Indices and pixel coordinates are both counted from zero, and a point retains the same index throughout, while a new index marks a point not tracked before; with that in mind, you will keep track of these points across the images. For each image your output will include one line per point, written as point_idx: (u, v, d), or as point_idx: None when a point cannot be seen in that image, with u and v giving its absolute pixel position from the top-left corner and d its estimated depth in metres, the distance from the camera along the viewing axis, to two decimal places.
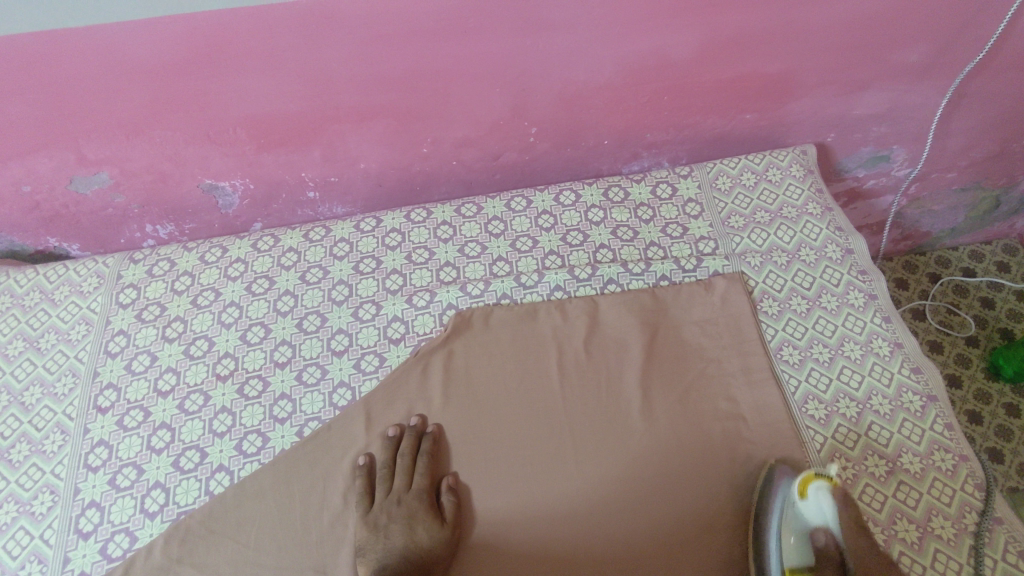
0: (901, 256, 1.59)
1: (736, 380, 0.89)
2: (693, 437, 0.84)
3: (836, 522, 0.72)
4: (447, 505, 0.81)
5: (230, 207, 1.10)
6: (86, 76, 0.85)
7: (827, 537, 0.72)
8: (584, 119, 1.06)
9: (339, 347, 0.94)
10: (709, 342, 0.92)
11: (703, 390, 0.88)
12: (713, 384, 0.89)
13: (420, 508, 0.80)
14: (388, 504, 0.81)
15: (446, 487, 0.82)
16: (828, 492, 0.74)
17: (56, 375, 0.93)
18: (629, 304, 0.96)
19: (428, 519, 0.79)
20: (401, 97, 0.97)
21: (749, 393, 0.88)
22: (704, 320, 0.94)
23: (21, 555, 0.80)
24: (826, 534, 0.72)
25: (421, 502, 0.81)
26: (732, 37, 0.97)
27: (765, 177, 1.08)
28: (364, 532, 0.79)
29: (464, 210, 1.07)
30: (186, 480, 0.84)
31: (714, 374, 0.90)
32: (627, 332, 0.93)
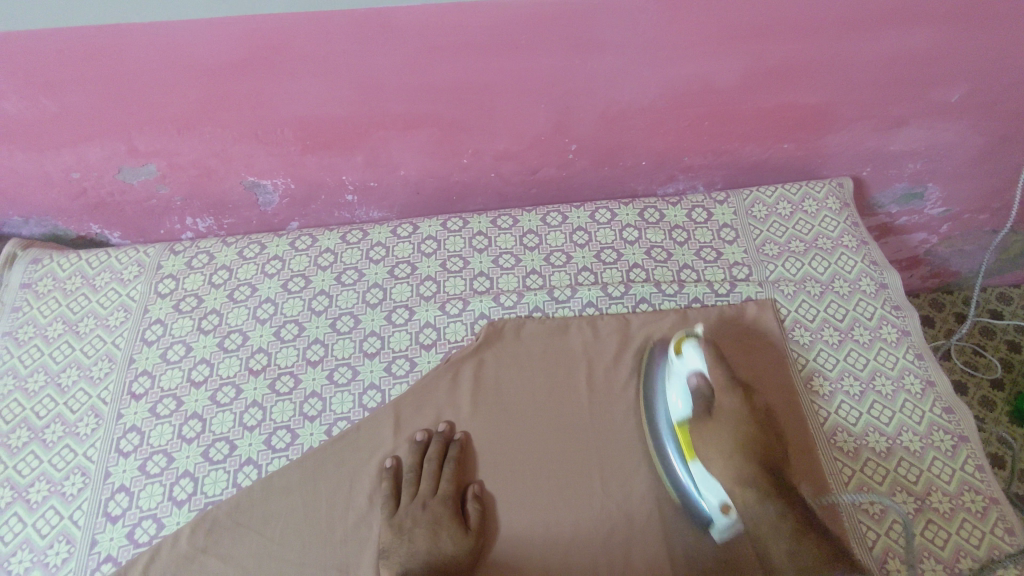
0: (926, 296, 1.59)
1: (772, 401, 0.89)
2: None
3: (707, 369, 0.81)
4: (472, 513, 0.81)
5: (270, 205, 1.12)
6: (146, 70, 0.87)
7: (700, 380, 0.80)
8: (625, 139, 1.07)
9: (372, 350, 0.95)
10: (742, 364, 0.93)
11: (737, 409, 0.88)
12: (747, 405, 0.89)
13: (445, 514, 0.80)
14: (412, 508, 0.81)
15: (471, 495, 0.82)
16: (699, 346, 0.83)
17: (93, 359, 0.94)
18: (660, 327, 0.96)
19: (452, 525, 0.79)
20: (447, 107, 0.98)
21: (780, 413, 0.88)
22: (738, 346, 0.94)
23: (49, 535, 0.81)
24: (700, 380, 0.80)
25: (447, 509, 0.81)
26: (778, 67, 0.98)
27: (801, 207, 1.09)
28: (388, 535, 0.79)
29: (501, 221, 1.08)
30: (214, 471, 0.85)
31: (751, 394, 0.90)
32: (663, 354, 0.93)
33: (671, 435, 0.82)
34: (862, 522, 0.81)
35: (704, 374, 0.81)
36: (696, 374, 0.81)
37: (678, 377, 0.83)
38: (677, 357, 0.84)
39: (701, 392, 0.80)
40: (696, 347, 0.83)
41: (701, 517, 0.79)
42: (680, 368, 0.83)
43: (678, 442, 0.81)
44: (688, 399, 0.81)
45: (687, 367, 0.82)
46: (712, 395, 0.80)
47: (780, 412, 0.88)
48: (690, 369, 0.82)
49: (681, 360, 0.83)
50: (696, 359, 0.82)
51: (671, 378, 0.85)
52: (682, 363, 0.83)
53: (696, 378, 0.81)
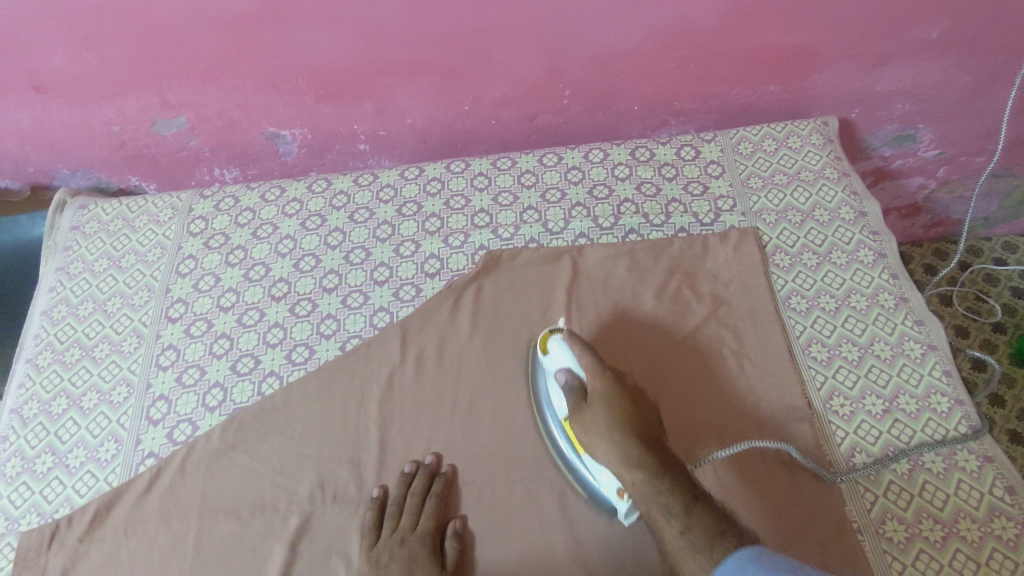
0: (964, 241, 1.54)
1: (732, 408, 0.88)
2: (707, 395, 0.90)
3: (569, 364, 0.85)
4: (449, 552, 0.81)
5: (290, 155, 1.22)
6: (173, 23, 0.96)
7: (565, 373, 0.85)
8: (616, 82, 1.14)
9: (381, 278, 1.04)
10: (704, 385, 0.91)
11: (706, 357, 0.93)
12: (699, 443, 0.86)
13: (422, 551, 0.81)
14: (390, 541, 0.82)
15: (450, 532, 0.82)
16: (563, 343, 0.87)
17: (134, 290, 1.05)
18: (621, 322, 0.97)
19: (432, 564, 0.80)
20: (446, 54, 1.05)
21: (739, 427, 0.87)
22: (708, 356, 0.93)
23: (100, 435, 0.92)
24: (566, 375, 0.84)
25: (426, 546, 0.81)
26: (757, 5, 1.04)
27: (785, 143, 1.13)
28: (363, 566, 0.80)
29: (500, 162, 1.14)
30: (241, 381, 0.95)
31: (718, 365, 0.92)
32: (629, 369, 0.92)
33: (559, 427, 0.87)
34: (832, 422, 0.87)
35: (571, 369, 0.85)
36: (563, 370, 0.85)
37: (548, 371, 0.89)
38: (547, 356, 0.89)
39: (569, 384, 0.84)
40: (561, 342, 0.88)
41: (605, 504, 0.82)
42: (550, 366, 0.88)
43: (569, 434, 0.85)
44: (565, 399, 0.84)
45: (554, 364, 0.87)
46: (583, 387, 0.83)
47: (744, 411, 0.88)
48: (556, 364, 0.87)
49: (549, 359, 0.88)
50: (561, 356, 0.86)
51: (547, 376, 0.89)
52: (559, 361, 0.86)
53: (565, 374, 0.85)
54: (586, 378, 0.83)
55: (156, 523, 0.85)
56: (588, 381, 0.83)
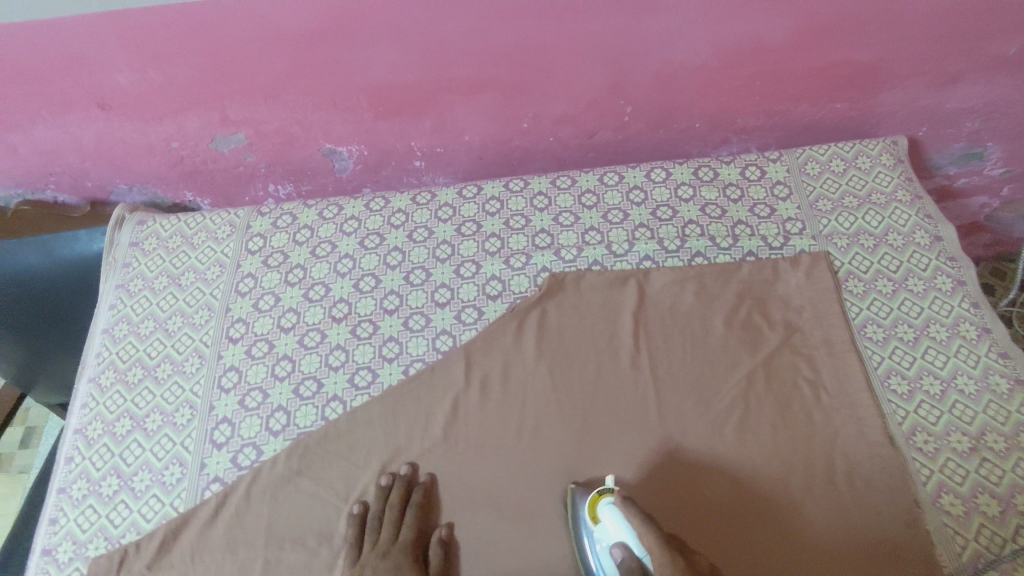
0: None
1: (788, 521, 0.82)
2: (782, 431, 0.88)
3: (626, 537, 0.75)
4: (432, 564, 0.81)
5: (345, 171, 1.21)
6: (239, 41, 0.95)
7: (622, 552, 0.73)
8: (680, 100, 1.11)
9: (442, 300, 1.02)
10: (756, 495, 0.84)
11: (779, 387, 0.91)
12: (776, 482, 0.84)
13: (405, 563, 0.81)
14: (371, 555, 0.82)
15: (435, 542, 0.83)
16: (616, 510, 0.77)
17: (194, 308, 1.04)
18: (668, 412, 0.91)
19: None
20: (510, 72, 1.03)
21: (802, 502, 0.83)
22: (767, 460, 0.86)
23: (165, 458, 0.92)
24: (622, 552, 0.73)
25: (407, 557, 0.82)
26: (832, 23, 1.00)
27: (854, 164, 1.10)
28: None
29: (560, 181, 1.12)
30: (305, 405, 0.94)
31: (793, 405, 0.90)
32: (700, 462, 0.87)
33: None
34: (916, 459, 0.84)
35: (627, 546, 0.74)
36: (618, 547, 0.74)
37: (599, 543, 0.78)
38: (597, 525, 0.78)
39: (626, 564, 0.72)
40: (614, 510, 0.77)
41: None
42: (601, 536, 0.77)
43: None
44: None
45: (607, 535, 0.77)
46: (646, 572, 0.72)
47: (803, 526, 0.81)
48: (610, 538, 0.76)
49: (601, 528, 0.78)
50: (614, 528, 0.76)
51: (596, 544, 0.79)
52: (612, 533, 0.76)
53: (619, 550, 0.74)
54: (646, 557, 0.72)
55: (223, 551, 0.84)
56: (648, 561, 0.72)
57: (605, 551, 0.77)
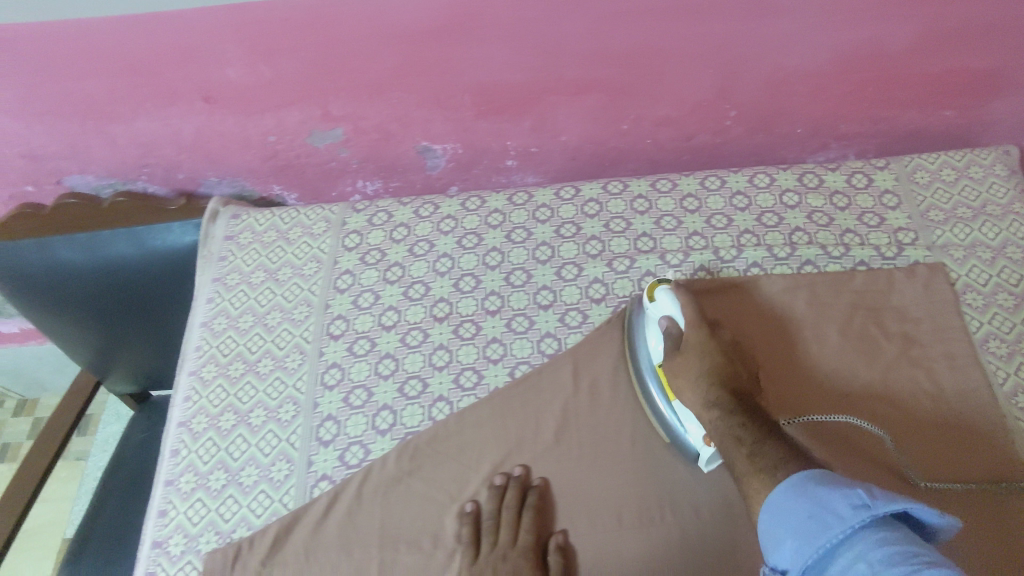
0: None
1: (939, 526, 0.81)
2: (912, 441, 0.87)
3: (674, 314, 0.88)
4: (552, 567, 0.82)
5: (435, 169, 1.19)
6: (355, 37, 0.94)
7: (668, 324, 0.88)
8: (786, 104, 1.09)
9: (545, 302, 1.01)
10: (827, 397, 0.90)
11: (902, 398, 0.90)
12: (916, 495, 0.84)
13: (524, 565, 0.82)
14: (492, 558, 0.83)
15: (553, 546, 0.83)
16: (670, 293, 0.90)
17: (293, 304, 1.03)
18: (804, 403, 0.90)
19: None
20: (619, 73, 1.02)
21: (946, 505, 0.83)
22: (873, 407, 0.89)
23: (271, 454, 0.91)
24: (669, 324, 0.87)
25: (528, 561, 0.83)
26: (954, 29, 0.98)
27: (965, 173, 1.07)
28: None
29: (660, 184, 1.10)
30: (411, 405, 0.93)
31: (905, 384, 0.91)
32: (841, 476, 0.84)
33: (652, 372, 0.90)
34: None
35: (674, 319, 0.88)
36: (667, 319, 0.88)
37: (650, 319, 0.91)
38: (653, 303, 0.91)
39: (670, 332, 0.87)
40: (669, 293, 0.90)
41: (690, 450, 0.86)
42: (653, 311, 0.91)
43: (661, 382, 0.88)
44: (664, 343, 0.87)
45: (660, 312, 0.90)
46: (681, 336, 0.87)
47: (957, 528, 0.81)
48: (660, 312, 0.90)
49: (654, 305, 0.91)
50: (668, 306, 0.89)
51: (647, 322, 0.92)
52: (660, 308, 0.90)
53: (666, 321, 0.88)
54: (687, 330, 0.87)
55: (338, 550, 0.84)
56: (687, 332, 0.87)
57: (653, 325, 0.91)
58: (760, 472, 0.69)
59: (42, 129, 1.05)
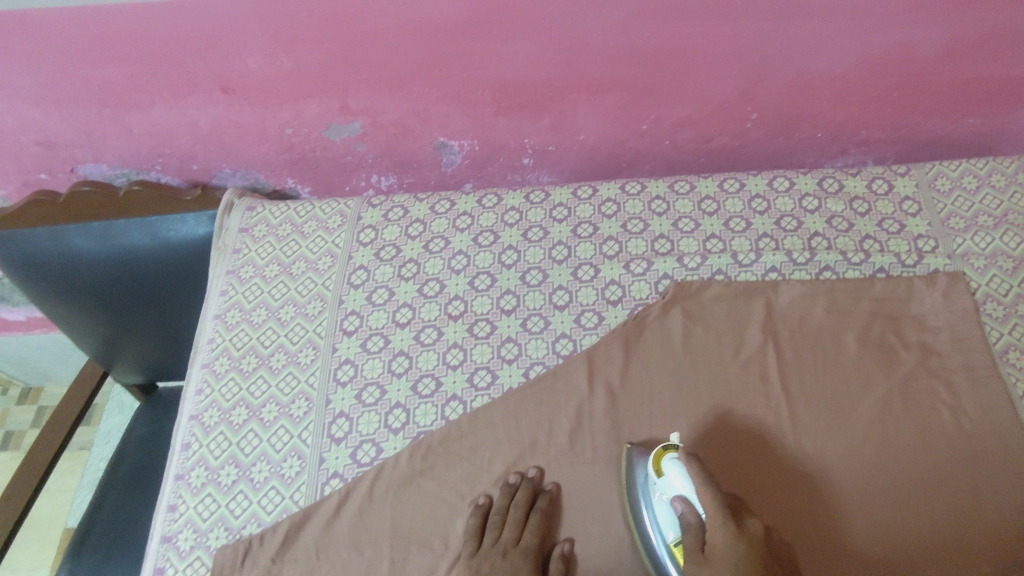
0: None
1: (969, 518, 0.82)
2: (925, 435, 0.87)
3: (690, 491, 0.76)
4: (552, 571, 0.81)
5: (451, 165, 1.18)
6: (378, 30, 0.93)
7: (686, 508, 0.76)
8: (808, 108, 1.07)
9: (561, 303, 1.00)
10: (847, 499, 0.84)
11: (915, 396, 0.89)
12: (937, 485, 0.84)
13: (525, 567, 0.81)
14: (493, 553, 0.81)
15: (557, 552, 0.82)
16: (681, 464, 0.78)
17: (307, 298, 1.02)
18: (826, 408, 0.89)
19: None
20: (643, 72, 1.01)
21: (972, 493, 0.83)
22: (890, 405, 0.89)
23: (283, 450, 0.90)
24: (685, 507, 0.76)
25: (529, 562, 0.81)
26: (983, 36, 0.97)
27: (987, 182, 1.06)
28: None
29: (678, 186, 1.09)
30: (424, 404, 0.92)
31: (925, 411, 0.88)
32: (859, 475, 0.85)
33: (665, 553, 0.78)
34: None
35: (690, 501, 0.76)
36: (682, 501, 0.77)
37: (660, 496, 0.80)
38: (660, 479, 0.80)
39: (687, 520, 0.75)
40: (678, 464, 0.79)
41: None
42: (663, 488, 0.79)
43: (679, 566, 0.76)
44: (680, 529, 0.76)
45: (671, 489, 0.78)
46: (701, 523, 0.75)
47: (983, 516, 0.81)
48: (674, 492, 0.78)
49: (665, 482, 0.79)
50: (680, 482, 0.78)
51: (654, 498, 0.81)
52: (669, 485, 0.78)
53: (681, 504, 0.76)
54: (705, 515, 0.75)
55: (347, 548, 0.84)
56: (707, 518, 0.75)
57: (663, 505, 0.79)
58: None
59: (58, 116, 1.04)
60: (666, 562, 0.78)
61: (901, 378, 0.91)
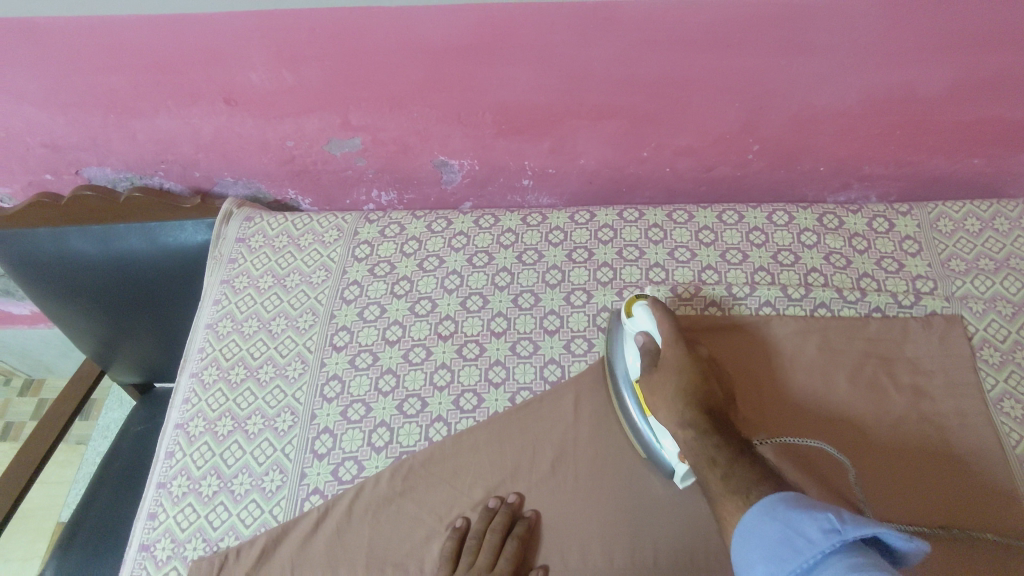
0: None
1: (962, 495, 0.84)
2: (911, 439, 0.88)
3: (653, 329, 0.87)
4: None
5: (451, 183, 1.18)
6: (380, 50, 0.94)
7: (645, 339, 0.86)
8: (810, 142, 1.07)
9: (551, 327, 0.99)
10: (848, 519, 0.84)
11: (903, 426, 0.89)
12: (928, 477, 0.86)
13: None
14: None
15: None
16: (649, 308, 0.89)
17: (299, 312, 1.03)
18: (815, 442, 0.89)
19: None
20: (643, 101, 1.01)
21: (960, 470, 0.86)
22: (879, 425, 0.89)
23: (265, 464, 0.90)
24: (646, 338, 0.87)
25: None
26: (989, 79, 0.96)
27: (990, 225, 1.05)
28: None
29: (676, 215, 1.09)
30: (408, 424, 0.92)
31: (914, 442, 0.88)
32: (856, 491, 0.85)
33: (628, 386, 0.89)
34: None
35: (651, 334, 0.87)
36: (643, 335, 0.87)
37: (628, 334, 0.90)
38: (630, 319, 0.90)
39: (646, 347, 0.86)
40: (646, 307, 0.89)
41: (663, 464, 0.85)
42: (631, 327, 0.90)
43: (637, 395, 0.87)
44: (639, 357, 0.87)
45: (637, 326, 0.89)
46: (658, 352, 0.86)
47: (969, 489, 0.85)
48: (638, 328, 0.89)
49: (632, 321, 0.90)
50: (645, 321, 0.88)
51: (625, 338, 0.91)
52: (635, 323, 0.89)
53: (643, 336, 0.87)
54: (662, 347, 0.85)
55: (323, 567, 0.83)
56: (663, 349, 0.86)
57: (631, 341, 0.90)
58: (735, 494, 0.68)
59: (64, 120, 1.06)
60: (627, 390, 0.89)
61: (893, 418, 0.90)
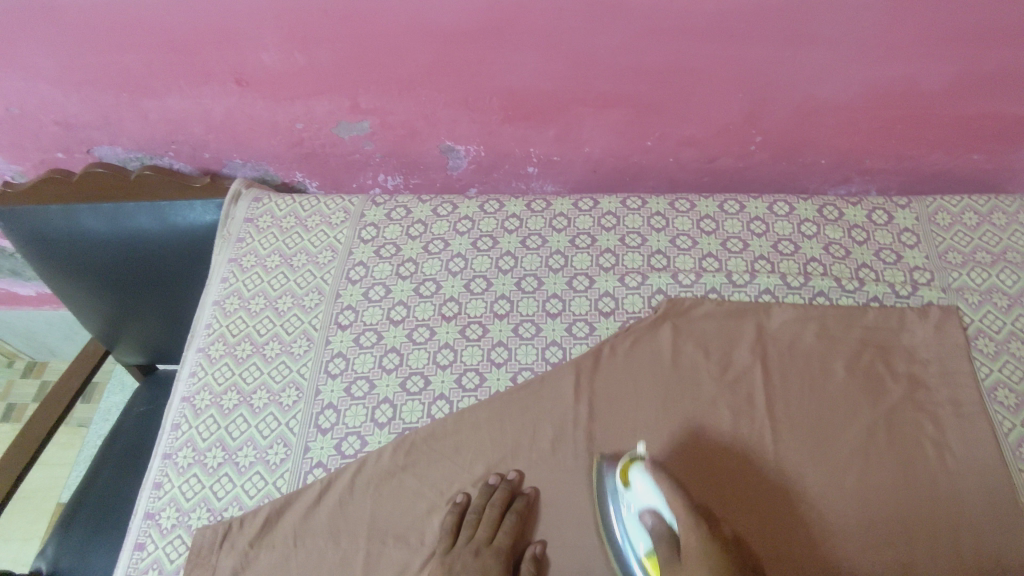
0: None
1: (957, 491, 0.85)
2: (901, 428, 0.89)
3: (660, 504, 0.81)
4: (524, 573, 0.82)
5: (457, 169, 1.20)
6: (391, 33, 0.96)
7: (655, 519, 0.80)
8: (812, 135, 1.08)
9: (553, 310, 1.01)
10: (837, 506, 0.85)
11: (893, 410, 0.91)
12: (919, 465, 0.87)
13: (496, 568, 0.82)
14: (465, 552, 0.82)
15: (529, 555, 0.83)
16: (650, 475, 0.82)
17: (305, 291, 1.04)
18: (810, 427, 0.90)
19: None
20: (649, 89, 1.02)
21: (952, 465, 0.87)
22: (870, 413, 0.91)
23: (269, 437, 0.92)
24: (655, 519, 0.80)
25: (500, 562, 0.82)
26: (990, 74, 0.97)
27: (988, 219, 1.06)
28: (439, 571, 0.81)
29: (679, 204, 1.10)
30: (411, 401, 0.94)
31: (908, 427, 0.89)
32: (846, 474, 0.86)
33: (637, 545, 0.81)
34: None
35: (659, 512, 0.81)
36: (652, 513, 0.81)
37: (629, 510, 0.83)
38: (629, 491, 0.83)
39: (657, 529, 0.80)
40: (645, 474, 0.83)
41: None
42: (631, 501, 0.83)
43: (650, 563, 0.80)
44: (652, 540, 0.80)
45: (639, 502, 0.82)
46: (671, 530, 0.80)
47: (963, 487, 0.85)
48: (642, 504, 0.82)
49: (632, 494, 0.83)
50: (649, 495, 0.82)
51: (621, 505, 0.84)
52: (636, 496, 0.82)
53: (650, 515, 0.81)
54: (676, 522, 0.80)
55: (325, 538, 0.85)
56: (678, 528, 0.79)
57: (632, 519, 0.83)
58: None
59: (77, 98, 1.07)
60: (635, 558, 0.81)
61: (886, 404, 0.91)
